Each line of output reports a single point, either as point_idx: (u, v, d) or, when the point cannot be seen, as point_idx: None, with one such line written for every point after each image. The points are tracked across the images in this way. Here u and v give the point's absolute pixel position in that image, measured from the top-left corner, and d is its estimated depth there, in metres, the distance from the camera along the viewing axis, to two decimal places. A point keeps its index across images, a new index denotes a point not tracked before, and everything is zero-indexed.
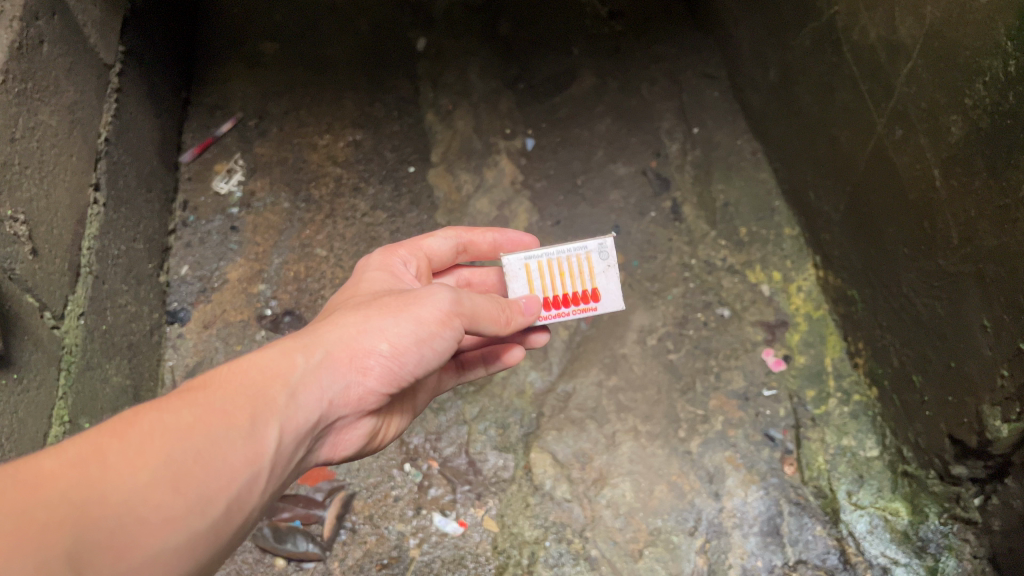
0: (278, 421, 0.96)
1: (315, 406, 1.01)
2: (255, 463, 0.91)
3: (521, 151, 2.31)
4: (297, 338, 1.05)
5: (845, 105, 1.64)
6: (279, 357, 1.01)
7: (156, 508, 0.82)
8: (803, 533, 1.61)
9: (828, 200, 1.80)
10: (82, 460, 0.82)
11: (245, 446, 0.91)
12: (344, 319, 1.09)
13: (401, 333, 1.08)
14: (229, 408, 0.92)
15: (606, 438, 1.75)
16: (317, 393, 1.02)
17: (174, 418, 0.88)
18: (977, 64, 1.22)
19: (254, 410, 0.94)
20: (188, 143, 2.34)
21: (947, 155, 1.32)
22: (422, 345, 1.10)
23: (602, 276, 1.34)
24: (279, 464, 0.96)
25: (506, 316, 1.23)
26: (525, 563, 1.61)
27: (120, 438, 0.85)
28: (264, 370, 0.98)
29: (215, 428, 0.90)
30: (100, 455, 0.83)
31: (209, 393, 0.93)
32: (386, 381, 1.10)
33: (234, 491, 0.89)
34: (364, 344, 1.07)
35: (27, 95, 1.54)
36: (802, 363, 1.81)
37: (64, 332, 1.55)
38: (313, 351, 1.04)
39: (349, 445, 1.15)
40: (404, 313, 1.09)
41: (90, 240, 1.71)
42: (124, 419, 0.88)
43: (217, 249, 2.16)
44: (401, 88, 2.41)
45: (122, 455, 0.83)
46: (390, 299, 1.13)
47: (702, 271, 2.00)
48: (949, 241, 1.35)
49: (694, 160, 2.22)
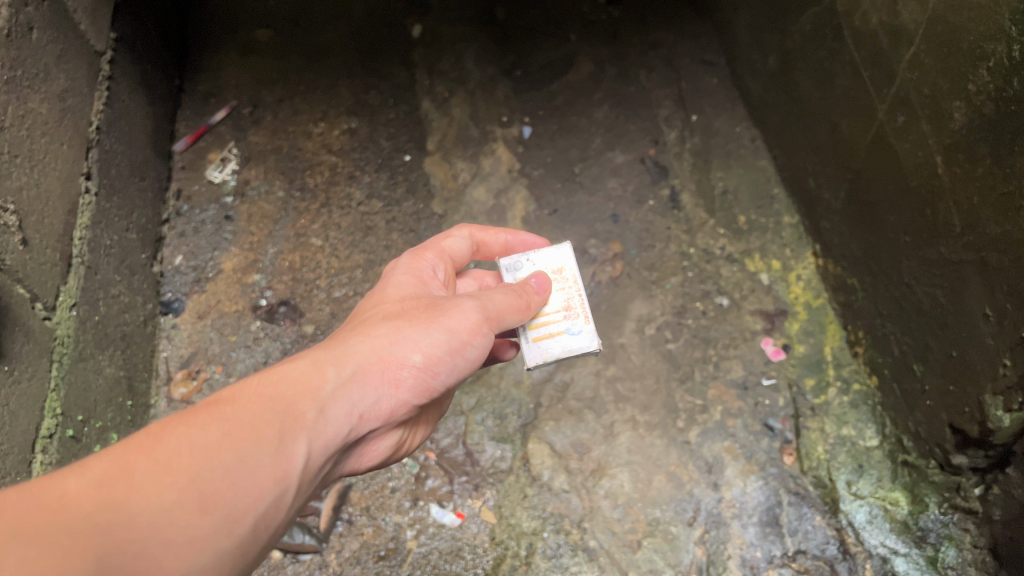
0: (308, 437, 0.94)
1: (345, 420, 1.00)
2: (283, 481, 0.89)
3: (518, 138, 2.29)
4: (327, 349, 1.04)
5: (846, 92, 1.62)
6: (309, 369, 0.99)
7: (184, 530, 0.80)
8: (803, 523, 1.60)
9: (828, 188, 1.78)
10: (106, 481, 0.79)
11: (274, 464, 0.89)
12: (375, 328, 1.08)
13: (434, 344, 1.08)
14: (259, 423, 0.90)
15: (604, 428, 1.74)
16: (347, 406, 1.00)
17: (202, 434, 0.86)
18: (981, 49, 1.20)
19: (284, 425, 0.92)
20: (181, 132, 2.31)
21: (950, 142, 1.30)
22: (453, 356, 1.09)
23: (538, 261, 1.37)
24: (307, 480, 0.95)
25: (524, 303, 1.23)
26: (522, 554, 1.61)
27: (147, 455, 0.82)
28: (294, 383, 0.97)
29: (244, 445, 0.87)
30: (126, 472, 0.80)
31: (237, 407, 0.91)
32: (417, 392, 1.09)
33: (263, 509, 0.87)
34: (397, 356, 1.06)
35: (16, 83, 1.51)
36: (802, 352, 1.80)
37: (55, 323, 1.53)
38: (344, 364, 1.02)
39: (374, 456, 1.14)
40: (435, 324, 1.09)
41: (82, 229, 1.69)
42: (149, 435, 0.85)
43: (212, 238, 2.14)
44: (397, 75, 2.39)
45: (148, 473, 0.80)
46: (419, 309, 1.12)
47: (701, 260, 1.99)
48: (951, 230, 1.34)
49: (693, 147, 2.20)
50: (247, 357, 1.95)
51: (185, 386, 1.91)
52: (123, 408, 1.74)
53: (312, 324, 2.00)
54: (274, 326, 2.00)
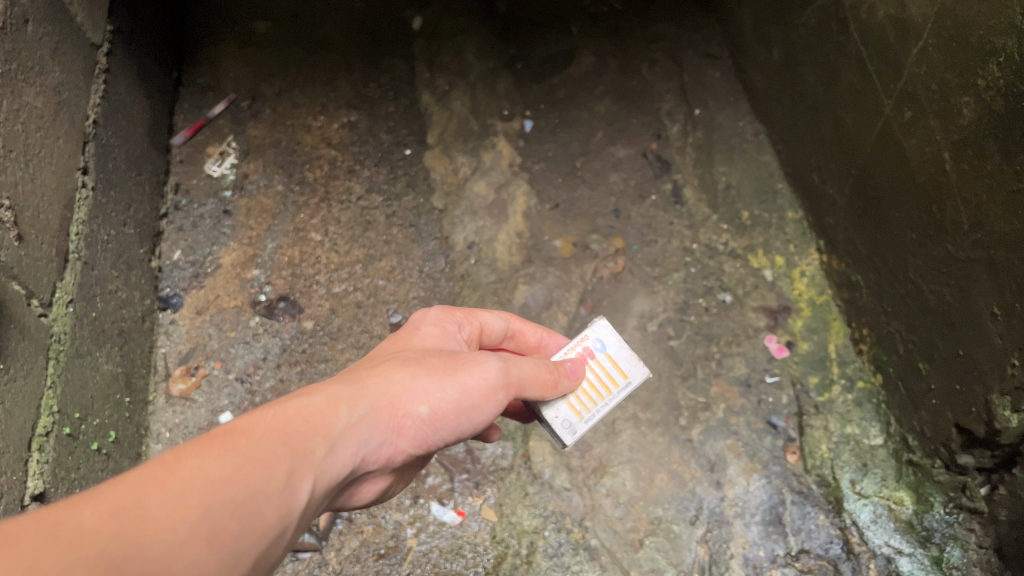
0: (315, 475, 0.89)
1: (351, 462, 0.95)
2: (287, 519, 0.85)
3: (519, 132, 2.26)
4: (343, 386, 1.00)
5: (851, 87, 1.60)
6: (324, 406, 0.95)
7: (190, 565, 0.75)
8: (806, 522, 1.59)
9: (833, 183, 1.76)
10: (120, 511, 0.74)
11: (282, 501, 0.84)
12: (392, 372, 1.04)
13: (446, 398, 1.04)
14: (271, 458, 0.85)
15: (606, 426, 1.73)
16: (355, 448, 0.96)
17: (215, 466, 0.81)
18: (991, 44, 1.18)
19: (294, 462, 0.87)
20: (179, 125, 2.29)
21: (958, 138, 1.28)
22: (462, 414, 1.05)
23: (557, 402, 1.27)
24: (306, 520, 0.90)
25: (551, 378, 1.20)
26: (523, 553, 1.59)
27: (160, 486, 0.78)
28: (309, 417, 0.92)
29: (254, 481, 0.83)
30: (139, 503, 0.75)
31: (252, 440, 0.86)
32: (419, 445, 1.04)
33: (264, 547, 0.83)
34: (407, 404, 1.02)
35: (11, 76, 1.49)
36: (805, 350, 1.78)
37: (52, 319, 1.52)
38: (358, 403, 0.98)
39: (368, 496, 1.09)
40: (450, 377, 1.05)
41: (79, 225, 1.68)
42: (163, 464, 0.80)
43: (210, 232, 2.12)
44: (397, 68, 2.37)
45: (160, 506, 0.76)
46: (438, 357, 1.08)
47: (703, 256, 1.97)
48: (959, 227, 1.32)
49: (696, 141, 2.17)
50: (246, 353, 1.93)
51: (184, 382, 1.89)
52: (120, 405, 1.72)
53: (311, 320, 1.99)
54: (273, 322, 1.98)
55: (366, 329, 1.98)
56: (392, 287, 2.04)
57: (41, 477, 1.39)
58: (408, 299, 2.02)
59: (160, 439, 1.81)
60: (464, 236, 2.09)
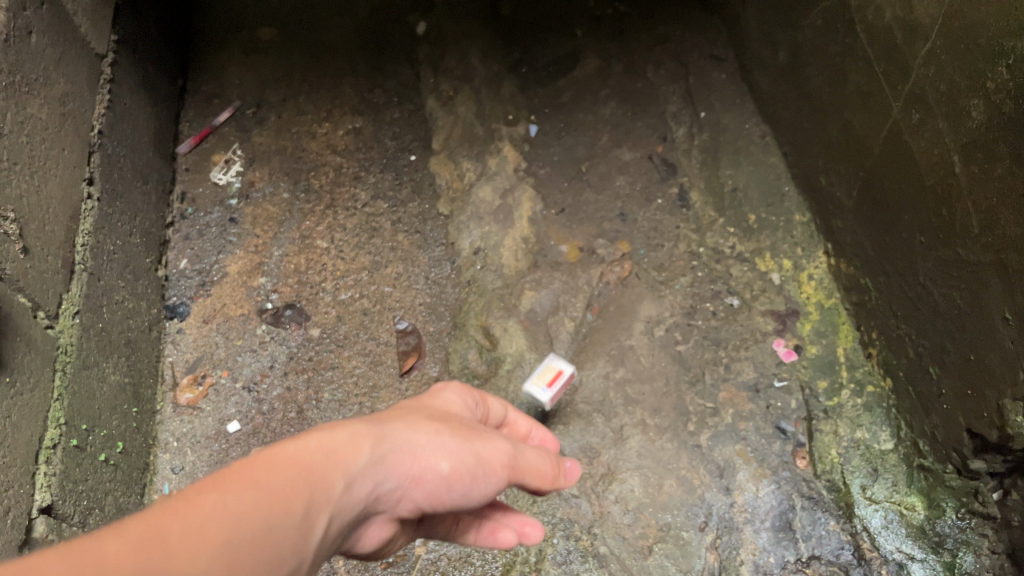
0: (330, 512, 0.84)
1: (361, 504, 0.88)
2: (300, 555, 0.80)
3: (524, 137, 2.26)
4: (366, 425, 0.93)
5: (858, 88, 1.59)
6: (348, 442, 0.89)
7: None
8: (816, 528, 1.56)
9: (841, 186, 1.75)
10: (141, 546, 0.69)
11: (296, 538, 0.79)
12: (417, 425, 0.97)
13: (466, 460, 0.96)
14: (287, 495, 0.80)
15: (614, 432, 1.71)
16: (370, 488, 0.89)
17: (234, 501, 0.77)
18: (1000, 46, 1.17)
19: (310, 498, 0.82)
20: (185, 133, 2.31)
21: (967, 140, 1.27)
22: (476, 481, 0.96)
23: None
24: (315, 561, 0.84)
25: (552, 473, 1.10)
26: (532, 561, 1.58)
27: (183, 517, 0.73)
28: (331, 456, 0.86)
29: (272, 517, 0.78)
30: (159, 537, 0.71)
31: (271, 473, 0.81)
32: (432, 503, 0.95)
33: None
34: (428, 459, 0.93)
35: (14, 89, 1.50)
36: (814, 354, 1.77)
37: (58, 331, 1.52)
38: (381, 445, 0.91)
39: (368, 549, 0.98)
40: (470, 443, 0.98)
41: (85, 235, 1.68)
42: (183, 498, 0.75)
43: (216, 241, 2.13)
44: (402, 74, 2.39)
45: (183, 539, 0.71)
46: (460, 422, 1.02)
47: (710, 259, 1.96)
48: (969, 230, 1.31)
49: (702, 143, 2.16)
50: (253, 361, 1.93)
51: (191, 392, 1.88)
52: (127, 416, 1.72)
53: (318, 328, 1.98)
54: (280, 330, 1.98)
55: (373, 336, 1.97)
56: (398, 294, 2.03)
57: (48, 490, 1.40)
58: (415, 305, 2.01)
59: (167, 449, 1.81)
60: (470, 242, 2.08)
